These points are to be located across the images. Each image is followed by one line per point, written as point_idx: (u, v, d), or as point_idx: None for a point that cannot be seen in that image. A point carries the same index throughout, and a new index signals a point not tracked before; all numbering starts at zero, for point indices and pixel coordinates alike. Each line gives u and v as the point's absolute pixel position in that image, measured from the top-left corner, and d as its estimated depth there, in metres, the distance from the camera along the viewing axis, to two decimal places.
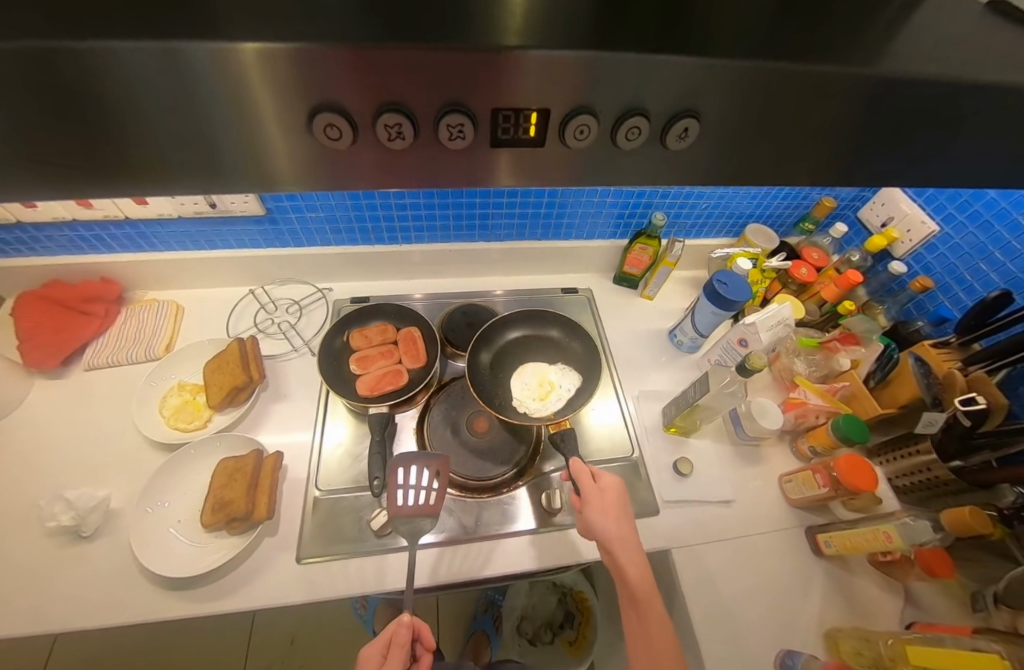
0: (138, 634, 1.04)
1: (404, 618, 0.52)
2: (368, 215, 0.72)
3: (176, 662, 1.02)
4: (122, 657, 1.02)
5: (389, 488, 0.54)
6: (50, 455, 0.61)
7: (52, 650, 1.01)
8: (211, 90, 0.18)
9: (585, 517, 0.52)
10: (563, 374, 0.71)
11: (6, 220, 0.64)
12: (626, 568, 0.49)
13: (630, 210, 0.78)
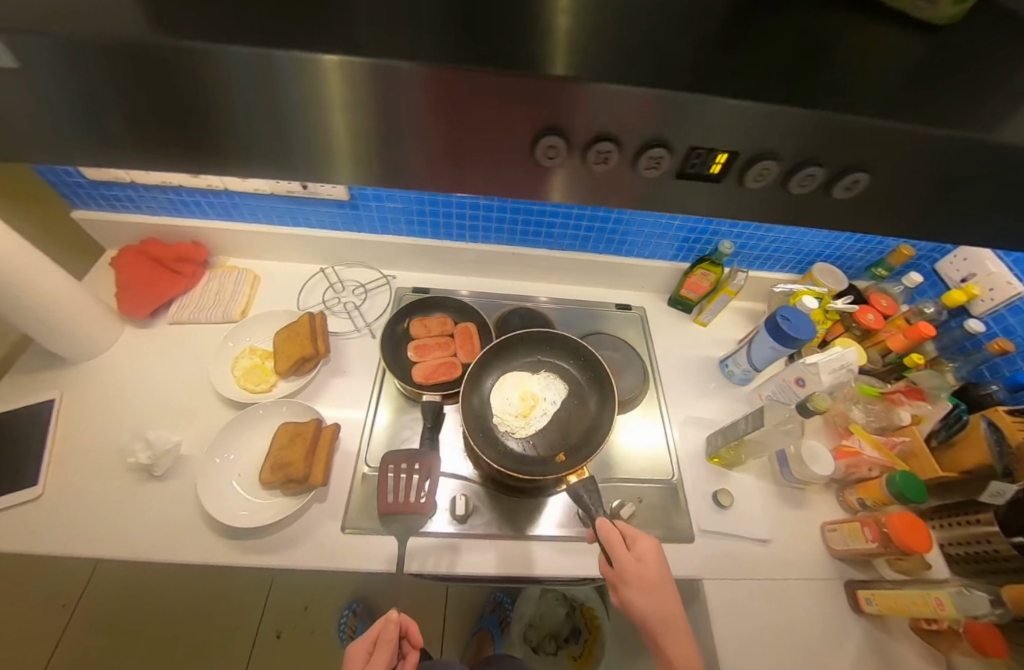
0: (170, 572, 1.12)
1: (391, 616, 0.56)
2: (442, 211, 0.75)
3: (201, 604, 1.09)
4: (153, 590, 1.10)
5: (382, 487, 0.58)
6: (134, 398, 0.67)
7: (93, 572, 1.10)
8: (291, 93, 0.18)
9: (629, 595, 0.48)
10: (545, 386, 0.70)
11: (122, 179, 0.70)
12: (670, 649, 0.47)
13: (696, 235, 0.78)
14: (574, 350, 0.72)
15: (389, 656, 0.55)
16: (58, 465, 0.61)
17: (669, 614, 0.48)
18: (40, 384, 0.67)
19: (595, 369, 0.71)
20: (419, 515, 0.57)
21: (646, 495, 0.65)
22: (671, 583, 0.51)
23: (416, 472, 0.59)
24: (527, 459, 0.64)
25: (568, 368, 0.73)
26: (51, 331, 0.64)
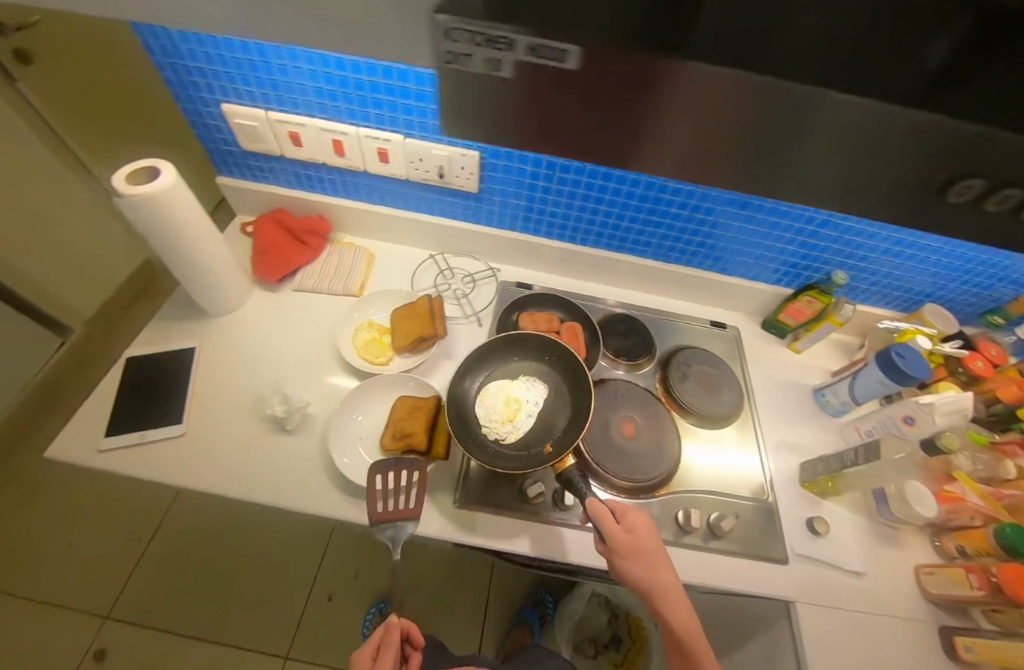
0: (241, 515, 1.26)
1: (394, 622, 0.59)
2: (562, 214, 0.80)
3: (265, 549, 1.21)
4: (228, 529, 1.24)
5: (370, 495, 0.57)
6: (265, 356, 0.72)
7: (174, 499, 1.26)
8: (529, 89, 0.17)
9: (619, 564, 0.52)
10: (527, 387, 0.66)
11: (272, 152, 0.75)
12: (667, 611, 0.50)
13: (805, 263, 0.79)
14: (556, 353, 0.70)
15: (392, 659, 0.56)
16: (198, 409, 0.66)
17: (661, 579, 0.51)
18: (181, 333, 0.73)
19: (576, 371, 0.68)
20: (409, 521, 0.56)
21: (742, 512, 0.66)
22: (662, 547, 0.54)
23: (401, 477, 0.58)
24: (522, 462, 0.62)
25: (554, 371, 0.70)
26: (203, 286, 0.70)
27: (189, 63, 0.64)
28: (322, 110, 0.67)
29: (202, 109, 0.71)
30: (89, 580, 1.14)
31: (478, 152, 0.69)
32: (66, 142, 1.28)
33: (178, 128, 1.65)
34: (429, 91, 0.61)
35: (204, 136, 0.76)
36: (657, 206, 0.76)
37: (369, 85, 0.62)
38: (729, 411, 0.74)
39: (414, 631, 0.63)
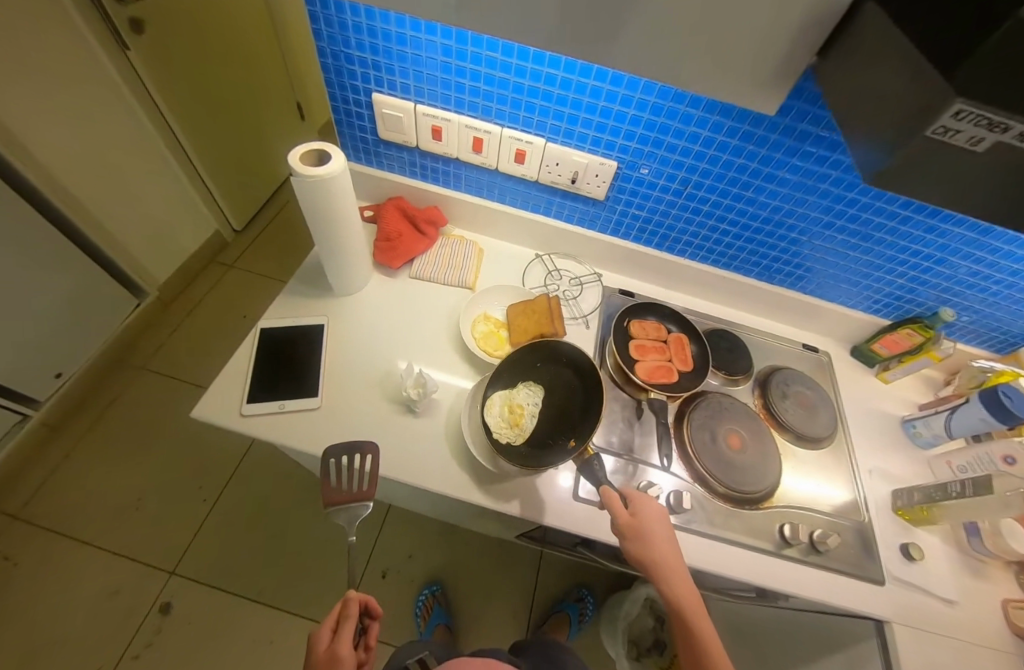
0: (302, 485, 1.31)
1: (350, 594, 0.60)
2: (678, 228, 0.83)
3: (322, 521, 1.26)
4: (290, 496, 1.29)
5: (325, 477, 0.59)
6: (391, 339, 0.75)
7: (242, 460, 1.33)
8: (995, 150, 0.26)
9: (625, 545, 0.53)
10: (527, 394, 0.69)
11: (409, 144, 0.79)
12: (672, 588, 0.51)
13: (908, 296, 0.82)
14: (553, 356, 0.72)
15: (354, 629, 0.58)
16: (329, 384, 0.69)
17: (667, 564, 0.52)
18: (308, 308, 0.76)
19: (577, 373, 0.71)
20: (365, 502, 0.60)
21: (840, 530, 0.69)
22: (670, 530, 0.55)
23: (355, 460, 0.61)
24: (540, 459, 0.64)
25: (561, 376, 0.71)
26: (338, 266, 0.73)
27: (352, 53, 0.67)
28: (472, 108, 0.70)
29: (350, 97, 0.74)
30: (152, 534, 1.18)
31: (616, 162, 0.72)
32: (162, 111, 1.31)
33: (257, 105, 1.68)
34: (586, 100, 0.64)
35: (344, 121, 0.79)
36: (771, 228, 0.78)
37: (529, 89, 0.65)
38: (825, 432, 0.76)
39: (372, 602, 0.64)
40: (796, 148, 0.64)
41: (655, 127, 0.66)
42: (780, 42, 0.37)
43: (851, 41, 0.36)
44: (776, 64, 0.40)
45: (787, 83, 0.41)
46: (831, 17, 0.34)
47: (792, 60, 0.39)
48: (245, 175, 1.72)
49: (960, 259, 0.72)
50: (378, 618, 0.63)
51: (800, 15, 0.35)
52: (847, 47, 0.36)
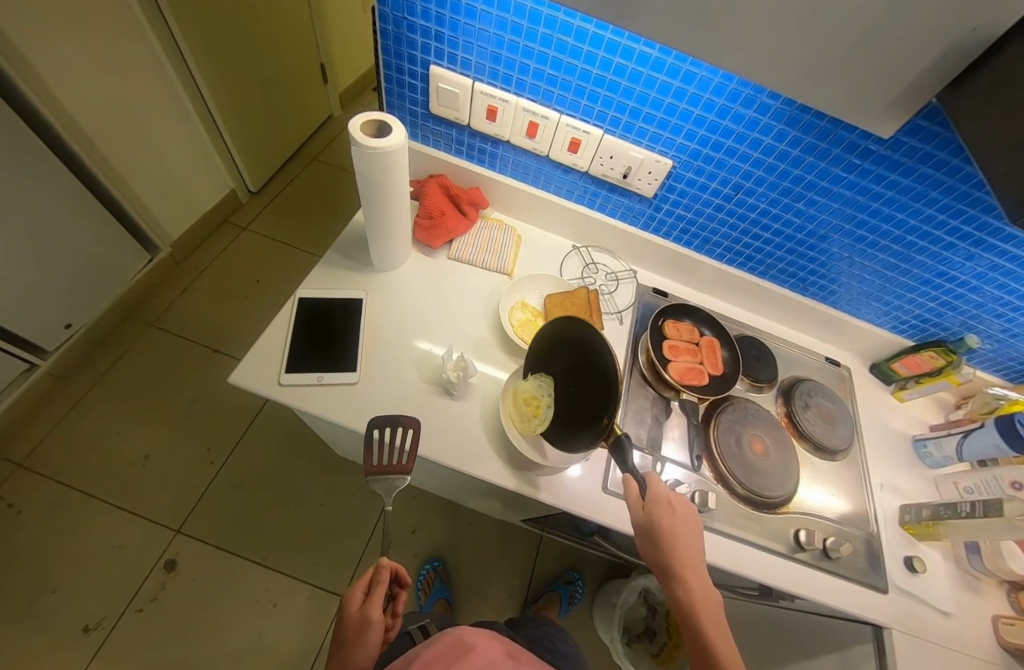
0: (311, 453, 1.32)
1: (386, 563, 0.60)
2: (720, 232, 0.83)
3: (330, 491, 1.27)
4: (298, 464, 1.29)
5: (368, 449, 0.60)
6: (427, 319, 0.75)
7: (251, 423, 1.33)
8: None
9: (637, 531, 0.56)
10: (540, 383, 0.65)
11: (460, 121, 0.77)
12: (677, 582, 0.51)
13: (936, 320, 0.84)
14: (583, 335, 0.64)
15: (384, 593, 0.59)
16: (367, 359, 0.69)
17: (668, 565, 0.52)
18: (348, 280, 0.76)
19: (601, 356, 0.59)
20: (403, 475, 0.60)
21: (851, 538, 0.72)
22: (696, 537, 0.54)
23: (397, 434, 0.61)
24: (564, 438, 0.60)
25: (573, 348, 0.64)
26: (383, 239, 0.72)
27: (415, 21, 0.64)
28: (532, 91, 0.69)
29: (405, 65, 0.72)
30: (160, 491, 1.18)
31: (671, 162, 0.72)
32: (185, 58, 1.25)
33: (281, 64, 1.62)
34: (653, 96, 0.63)
35: (394, 92, 0.77)
36: (812, 240, 0.79)
37: (596, 78, 0.63)
38: (842, 446, 0.79)
39: (405, 575, 0.64)
40: (856, 165, 0.64)
41: (718, 130, 0.65)
42: (911, 67, 0.37)
43: (998, 72, 0.35)
44: (899, 87, 0.40)
45: (901, 107, 0.41)
46: (979, 46, 0.34)
47: (918, 86, 0.39)
48: (264, 137, 1.66)
49: (994, 288, 0.73)
50: (408, 587, 0.64)
51: (943, 44, 0.34)
52: (993, 75, 0.36)
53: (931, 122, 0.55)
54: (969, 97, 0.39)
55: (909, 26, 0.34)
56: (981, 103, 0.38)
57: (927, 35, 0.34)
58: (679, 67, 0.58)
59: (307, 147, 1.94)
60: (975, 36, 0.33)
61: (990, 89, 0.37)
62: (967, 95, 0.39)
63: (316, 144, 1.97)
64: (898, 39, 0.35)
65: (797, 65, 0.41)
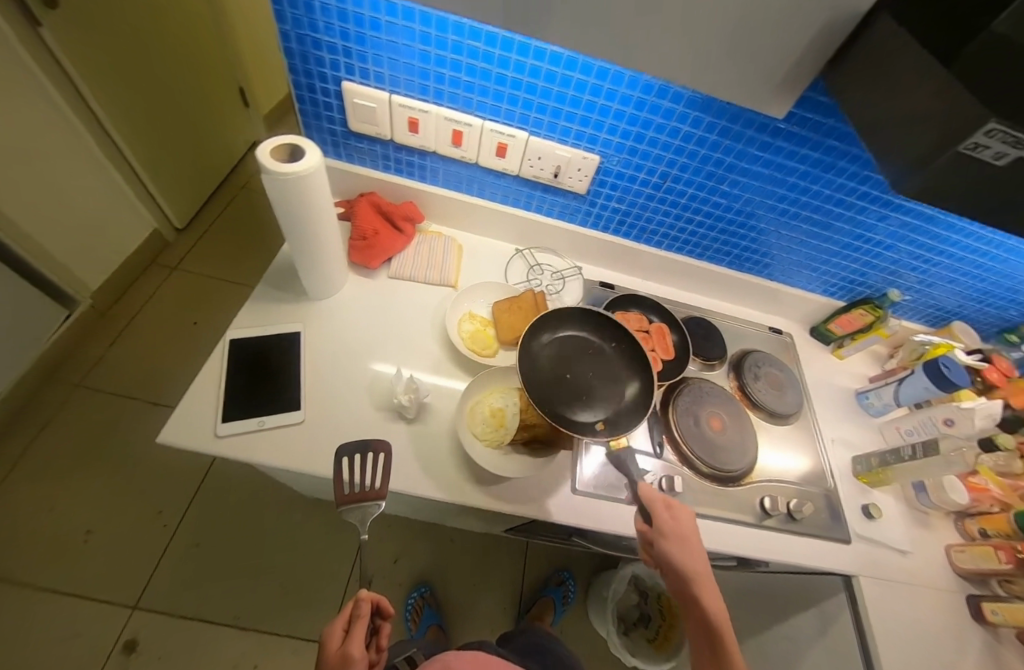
0: (275, 496, 1.24)
1: (366, 595, 0.57)
2: (655, 219, 0.85)
3: (300, 533, 1.20)
4: (262, 511, 1.21)
5: (337, 479, 0.57)
6: (373, 342, 0.72)
7: (204, 477, 1.23)
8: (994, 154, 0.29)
9: (662, 542, 0.52)
10: (506, 396, 0.69)
11: (383, 136, 0.75)
12: (704, 595, 0.48)
13: (861, 279, 0.89)
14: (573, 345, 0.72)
15: (365, 629, 0.55)
16: (312, 395, 0.65)
17: (700, 577, 0.49)
18: (281, 314, 0.72)
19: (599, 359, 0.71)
20: (378, 502, 0.57)
21: (812, 498, 0.76)
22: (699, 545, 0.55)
23: (368, 460, 0.58)
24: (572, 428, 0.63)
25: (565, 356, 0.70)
26: (314, 266, 0.69)
27: (319, 37, 0.62)
28: (450, 99, 0.67)
29: (316, 84, 0.69)
30: (108, 565, 1.08)
31: (598, 157, 0.72)
32: (83, 97, 1.14)
33: (196, 91, 1.52)
34: (571, 94, 0.63)
35: (308, 111, 0.74)
36: (741, 218, 0.82)
37: (512, 81, 0.63)
38: (792, 409, 0.82)
39: (387, 606, 0.61)
40: (768, 143, 0.67)
41: (638, 123, 0.66)
42: (794, 50, 0.39)
43: (869, 49, 0.38)
44: (784, 72, 0.42)
45: (788, 91, 0.44)
46: (847, 26, 0.36)
47: (802, 68, 0.41)
48: (185, 169, 1.56)
49: (905, 244, 0.79)
50: (392, 616, 0.62)
51: (816, 26, 0.36)
52: (864, 53, 0.39)
53: (828, 98, 0.58)
54: (847, 74, 0.42)
55: (785, 11, 0.35)
56: (856, 79, 0.41)
57: (802, 19, 0.36)
58: (590, 64, 0.58)
59: (234, 175, 1.84)
60: (843, 16, 0.35)
61: (863, 65, 0.39)
62: (845, 73, 0.42)
63: (243, 170, 1.87)
64: (779, 22, 0.37)
65: (692, 57, 0.42)
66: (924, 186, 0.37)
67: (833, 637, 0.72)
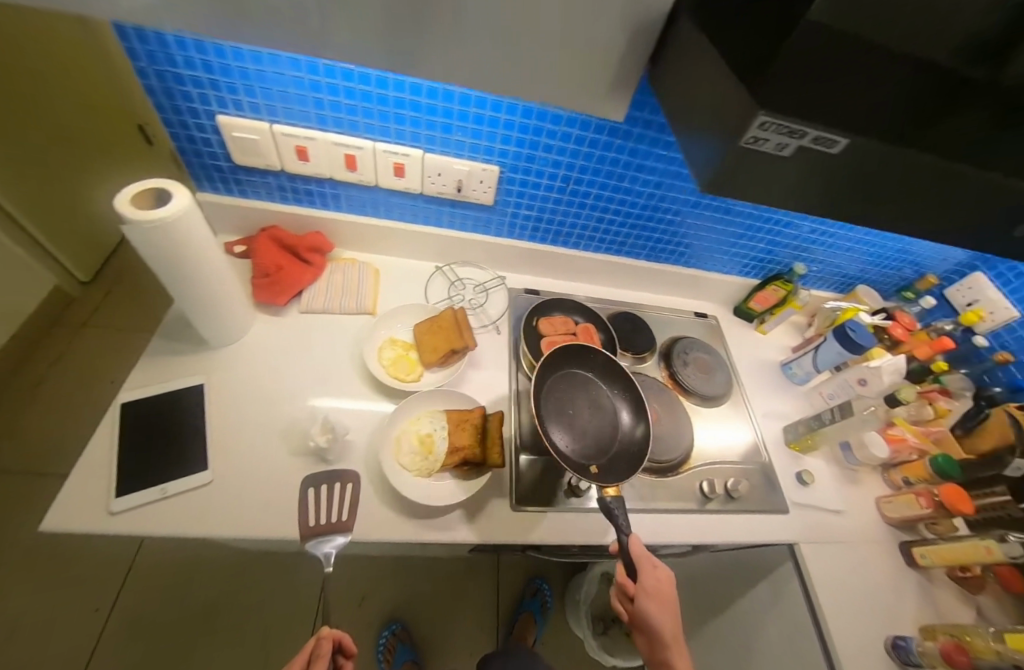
0: (222, 557, 1.15)
1: (327, 631, 0.54)
2: (569, 222, 0.85)
3: (255, 593, 1.12)
4: (209, 577, 1.12)
5: (303, 509, 0.56)
6: (287, 384, 0.69)
7: (137, 553, 1.12)
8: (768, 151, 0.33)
9: (644, 602, 0.52)
10: (433, 420, 0.67)
11: (272, 166, 0.71)
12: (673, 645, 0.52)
13: (770, 257, 0.94)
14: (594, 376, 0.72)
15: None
16: (220, 451, 0.61)
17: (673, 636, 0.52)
18: (181, 369, 0.67)
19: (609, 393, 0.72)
20: (345, 534, 0.56)
21: (749, 474, 0.78)
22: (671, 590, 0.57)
23: (336, 490, 0.58)
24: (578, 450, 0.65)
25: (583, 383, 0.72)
26: (207, 313, 0.64)
27: (180, 72, 0.58)
28: (336, 123, 0.65)
29: (189, 120, 0.65)
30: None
31: (497, 167, 0.72)
32: None
33: (89, 135, 1.40)
34: (456, 108, 0.63)
35: (187, 149, 0.69)
36: (649, 212, 0.84)
37: (395, 100, 0.61)
38: (722, 390, 0.85)
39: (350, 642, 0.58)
40: (655, 139, 0.69)
41: (528, 131, 0.66)
42: None
43: (691, 46, 0.39)
44: None
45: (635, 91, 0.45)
46: None
47: None
48: (83, 218, 1.43)
49: (801, 220, 0.83)
50: (355, 656, 0.58)
51: None
52: (688, 50, 0.40)
53: None
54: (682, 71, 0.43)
55: None
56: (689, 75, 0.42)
57: None
58: None
59: None
60: None
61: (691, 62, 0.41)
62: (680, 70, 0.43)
63: None
64: None
65: None
66: (738, 188, 0.39)
67: (785, 605, 0.75)
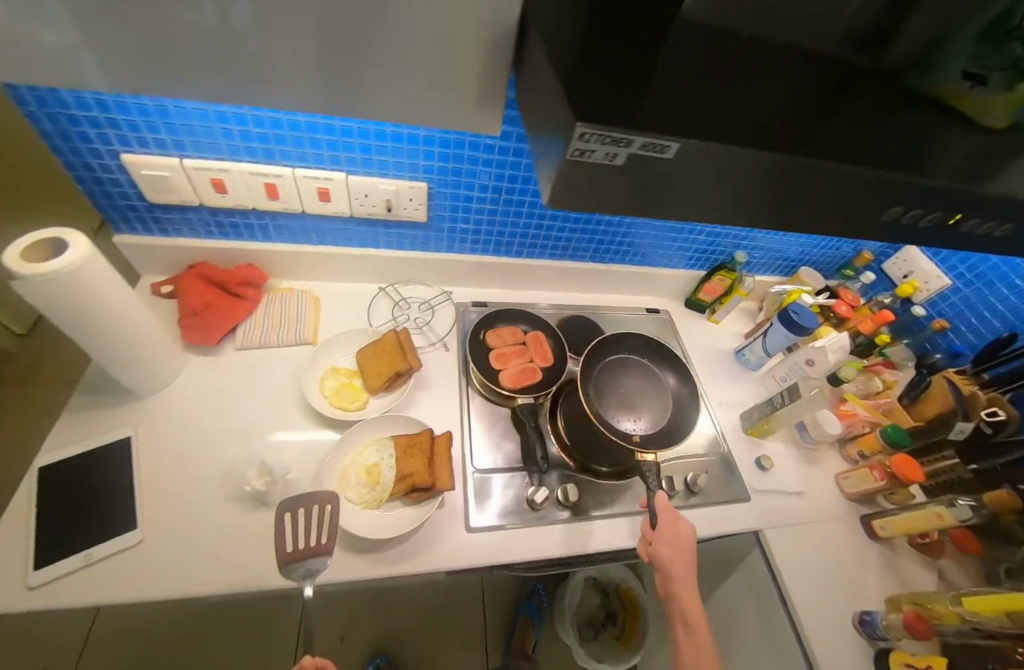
0: (188, 612, 1.09)
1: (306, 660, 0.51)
2: (508, 231, 0.85)
3: (227, 645, 1.07)
4: (176, 635, 1.06)
5: (280, 534, 0.53)
6: (222, 427, 0.66)
7: (94, 621, 1.05)
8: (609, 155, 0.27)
9: (662, 544, 0.59)
10: (378, 449, 0.65)
11: (189, 201, 0.68)
12: (686, 589, 0.58)
13: (712, 248, 0.95)
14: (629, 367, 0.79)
15: None
16: (150, 506, 0.57)
17: (686, 578, 0.58)
18: (106, 423, 0.63)
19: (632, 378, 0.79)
20: (325, 557, 0.52)
21: (709, 467, 0.78)
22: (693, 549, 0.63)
23: (315, 512, 0.55)
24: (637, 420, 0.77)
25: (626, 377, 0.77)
26: (126, 363, 0.61)
27: (75, 113, 0.55)
28: (250, 153, 0.63)
29: (93, 161, 0.62)
30: None
31: (424, 184, 0.71)
32: None
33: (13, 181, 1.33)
34: (373, 129, 0.61)
35: (95, 192, 0.66)
36: (587, 215, 0.84)
37: (308, 125, 0.60)
38: None
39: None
40: None
41: (450, 145, 0.66)
42: None
43: None
44: None
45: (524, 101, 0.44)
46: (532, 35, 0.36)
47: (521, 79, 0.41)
48: None
49: None
50: None
51: None
52: None
53: None
54: None
55: None
56: None
57: None
58: None
59: None
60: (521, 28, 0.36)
61: None
62: None
63: None
64: None
65: None
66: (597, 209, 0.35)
67: (755, 594, 0.75)
